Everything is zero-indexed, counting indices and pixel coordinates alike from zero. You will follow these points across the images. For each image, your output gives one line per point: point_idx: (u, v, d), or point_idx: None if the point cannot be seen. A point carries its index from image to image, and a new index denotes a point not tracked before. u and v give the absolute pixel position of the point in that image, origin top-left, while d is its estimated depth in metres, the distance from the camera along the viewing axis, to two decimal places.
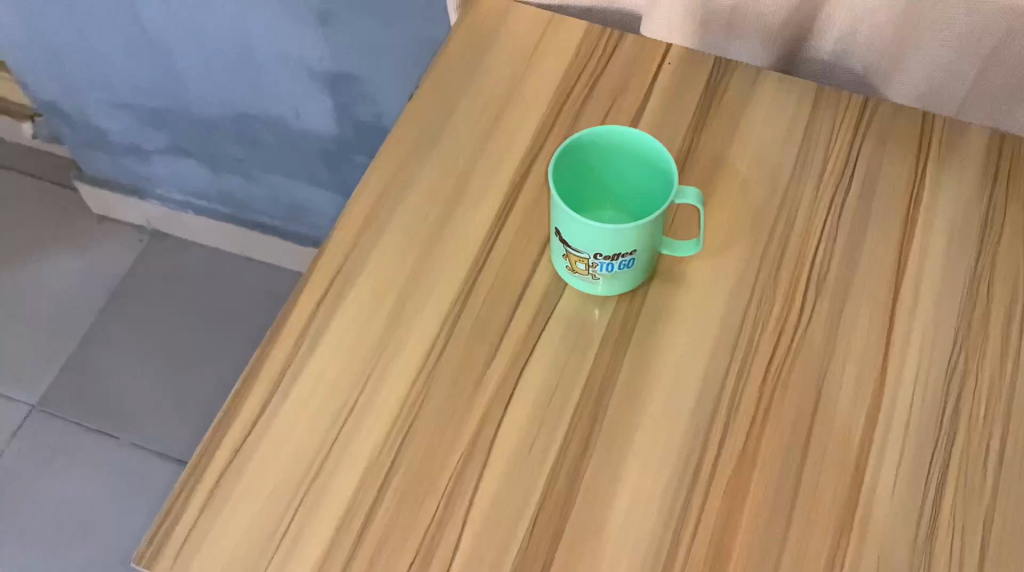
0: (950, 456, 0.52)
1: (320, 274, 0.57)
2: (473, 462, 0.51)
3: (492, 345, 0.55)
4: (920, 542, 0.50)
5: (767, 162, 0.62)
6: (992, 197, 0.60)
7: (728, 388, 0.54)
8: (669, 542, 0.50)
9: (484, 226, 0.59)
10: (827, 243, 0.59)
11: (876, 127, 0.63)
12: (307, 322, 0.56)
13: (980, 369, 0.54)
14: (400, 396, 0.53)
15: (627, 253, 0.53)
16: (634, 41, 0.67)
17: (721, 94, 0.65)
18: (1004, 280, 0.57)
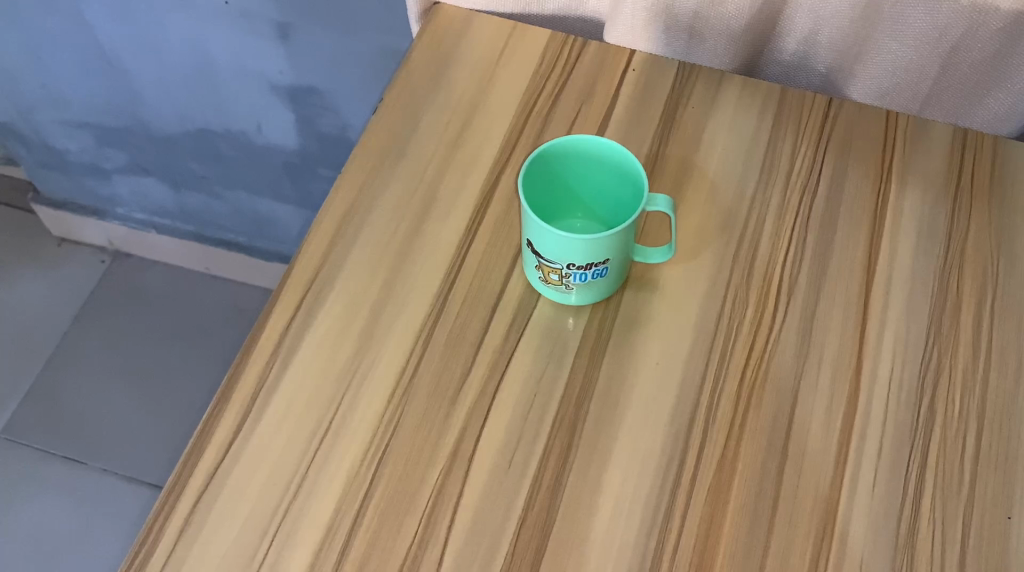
0: (928, 451, 0.52)
1: (294, 301, 0.59)
2: (452, 479, 0.52)
3: (467, 361, 0.56)
4: (903, 537, 0.50)
5: (734, 168, 0.63)
6: (957, 196, 0.61)
7: (704, 389, 0.55)
8: (653, 549, 0.50)
9: (451, 242, 0.61)
10: (797, 245, 0.59)
11: (840, 130, 0.64)
12: (280, 338, 0.57)
13: (954, 363, 0.55)
14: (377, 415, 0.54)
15: (600, 262, 0.54)
16: (595, 51, 0.69)
17: (686, 104, 0.66)
18: (974, 276, 0.58)
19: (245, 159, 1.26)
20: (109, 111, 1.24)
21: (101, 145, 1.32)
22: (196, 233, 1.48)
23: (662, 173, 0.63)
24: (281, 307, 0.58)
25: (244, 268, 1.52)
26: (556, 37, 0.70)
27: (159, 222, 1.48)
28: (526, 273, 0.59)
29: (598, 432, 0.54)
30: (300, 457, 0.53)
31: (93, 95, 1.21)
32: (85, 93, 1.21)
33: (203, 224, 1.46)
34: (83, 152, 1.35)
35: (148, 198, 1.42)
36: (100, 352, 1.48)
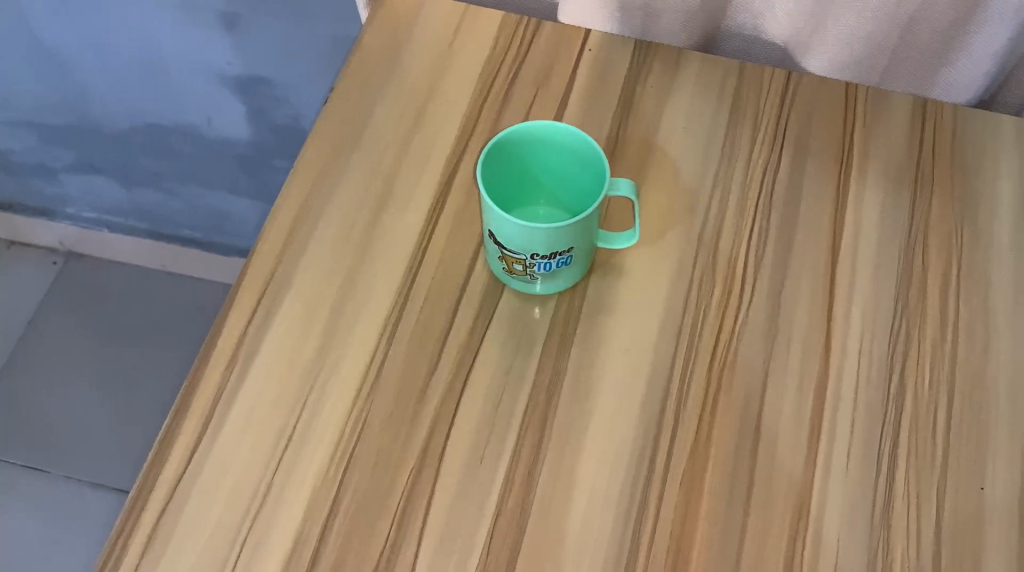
0: (900, 426, 0.52)
1: (252, 303, 0.57)
2: (424, 479, 0.51)
3: (433, 357, 0.55)
4: (878, 515, 0.49)
5: (695, 147, 0.62)
6: (919, 167, 0.60)
7: (675, 373, 0.54)
8: (630, 540, 0.49)
9: (411, 235, 0.59)
10: (762, 223, 0.59)
11: (799, 104, 0.63)
12: (238, 342, 0.55)
13: (922, 336, 0.54)
14: (342, 418, 0.53)
15: (564, 251, 0.53)
16: (550, 31, 0.68)
17: (645, 83, 0.65)
18: (939, 247, 0.57)
19: (197, 153, 1.23)
20: (52, 108, 1.20)
21: (47, 145, 1.28)
22: (151, 231, 1.46)
23: (623, 155, 0.62)
24: (238, 310, 0.57)
25: (203, 262, 1.48)
26: (510, 18, 0.69)
27: (113, 222, 1.46)
28: (490, 263, 0.57)
29: (569, 423, 0.53)
30: (264, 465, 0.51)
31: (34, 93, 1.17)
32: (26, 91, 1.17)
33: (158, 222, 1.44)
34: (28, 151, 1.30)
35: (98, 197, 1.38)
36: (58, 356, 1.44)
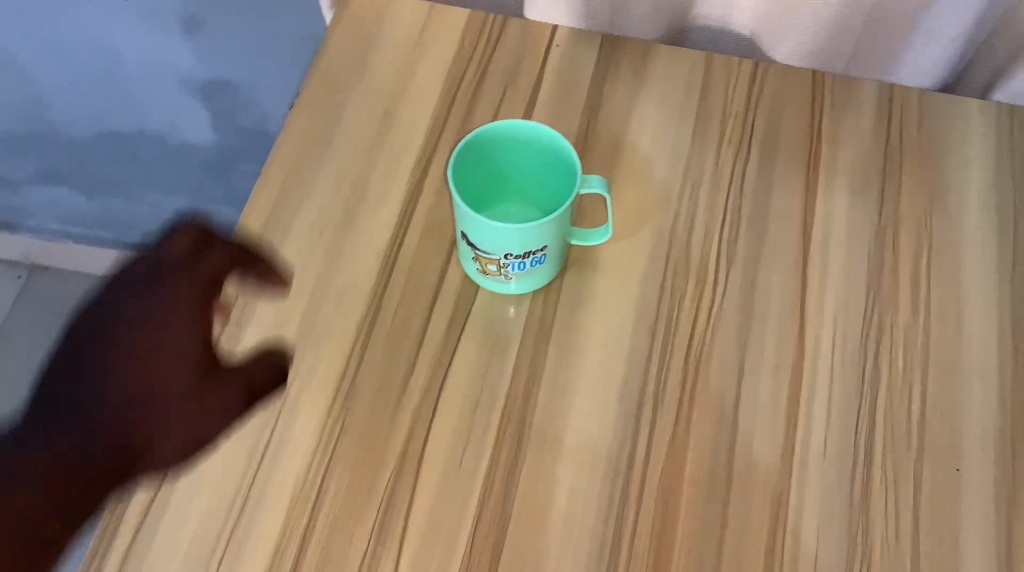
0: (875, 412, 0.52)
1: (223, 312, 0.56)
2: (403, 483, 0.51)
3: (409, 361, 0.55)
4: (857, 501, 0.49)
5: (665, 139, 0.62)
6: (888, 152, 0.61)
7: (651, 367, 0.54)
8: (612, 536, 0.49)
9: (382, 238, 0.59)
10: (733, 214, 0.59)
11: (768, 94, 0.63)
12: (211, 352, 0.55)
13: (895, 320, 0.54)
14: (319, 425, 0.53)
15: (537, 250, 0.53)
16: (517, 27, 0.67)
17: (613, 77, 0.65)
18: (909, 231, 0.58)
19: (166, 159, 1.22)
20: (11, 119, 1.18)
21: (8, 156, 1.25)
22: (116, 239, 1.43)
23: (594, 151, 0.62)
24: None
25: None
26: (476, 16, 0.68)
27: (75, 233, 1.43)
28: (463, 264, 0.57)
29: (547, 421, 0.53)
30: (240, 476, 0.51)
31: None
32: None
33: (121, 229, 1.40)
34: None
35: (65, 207, 1.37)
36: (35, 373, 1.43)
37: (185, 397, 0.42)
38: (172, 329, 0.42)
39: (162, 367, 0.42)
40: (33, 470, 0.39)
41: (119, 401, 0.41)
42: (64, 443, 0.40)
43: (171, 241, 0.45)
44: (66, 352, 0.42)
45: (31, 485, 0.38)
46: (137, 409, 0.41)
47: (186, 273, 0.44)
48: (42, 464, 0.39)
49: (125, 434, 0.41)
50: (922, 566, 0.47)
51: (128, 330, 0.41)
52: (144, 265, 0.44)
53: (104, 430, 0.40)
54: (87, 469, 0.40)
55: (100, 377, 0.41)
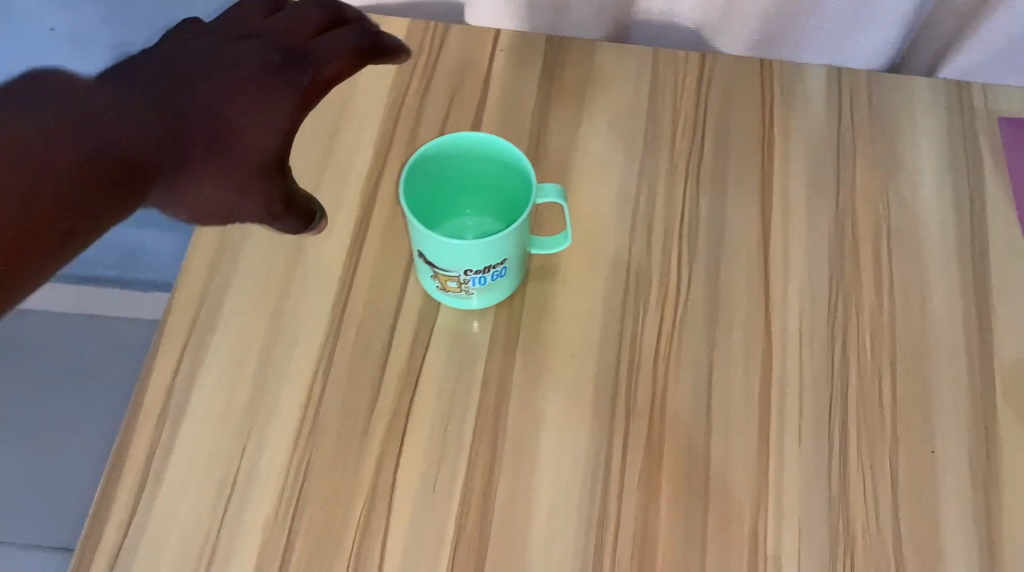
0: (847, 400, 0.51)
1: (178, 351, 0.55)
2: (377, 513, 0.49)
3: (374, 386, 0.53)
4: (837, 491, 0.49)
5: (617, 140, 0.61)
6: (841, 137, 0.61)
7: (621, 373, 0.53)
8: (595, 549, 0.48)
9: (336, 262, 0.58)
10: (691, 210, 0.58)
11: (716, 87, 0.63)
12: (167, 394, 0.53)
13: (860, 306, 0.54)
14: (285, 460, 0.51)
15: (497, 263, 0.52)
16: (458, 35, 0.66)
17: (560, 80, 0.64)
18: (867, 214, 0.57)
19: None
20: None
21: None
22: None
23: (547, 157, 0.61)
24: (163, 361, 0.54)
25: None
26: (415, 25, 0.67)
27: None
28: (422, 282, 0.56)
29: (521, 437, 0.52)
30: (208, 520, 0.49)
31: None
32: None
33: None
34: None
35: None
36: None
37: (238, 206, 0.48)
38: (269, 96, 0.47)
39: (233, 161, 0.46)
40: (96, 135, 0.41)
41: (180, 111, 0.45)
42: (133, 134, 0.42)
43: (249, 2, 0.51)
44: (180, 57, 0.47)
45: (93, 151, 0.41)
46: (212, 154, 0.46)
47: (311, 79, 0.48)
48: (115, 141, 0.42)
49: (183, 155, 0.44)
50: (905, 552, 0.47)
51: (246, 67, 0.47)
52: (266, 40, 0.49)
53: (174, 124, 0.44)
54: (144, 155, 0.43)
55: (195, 84, 0.45)
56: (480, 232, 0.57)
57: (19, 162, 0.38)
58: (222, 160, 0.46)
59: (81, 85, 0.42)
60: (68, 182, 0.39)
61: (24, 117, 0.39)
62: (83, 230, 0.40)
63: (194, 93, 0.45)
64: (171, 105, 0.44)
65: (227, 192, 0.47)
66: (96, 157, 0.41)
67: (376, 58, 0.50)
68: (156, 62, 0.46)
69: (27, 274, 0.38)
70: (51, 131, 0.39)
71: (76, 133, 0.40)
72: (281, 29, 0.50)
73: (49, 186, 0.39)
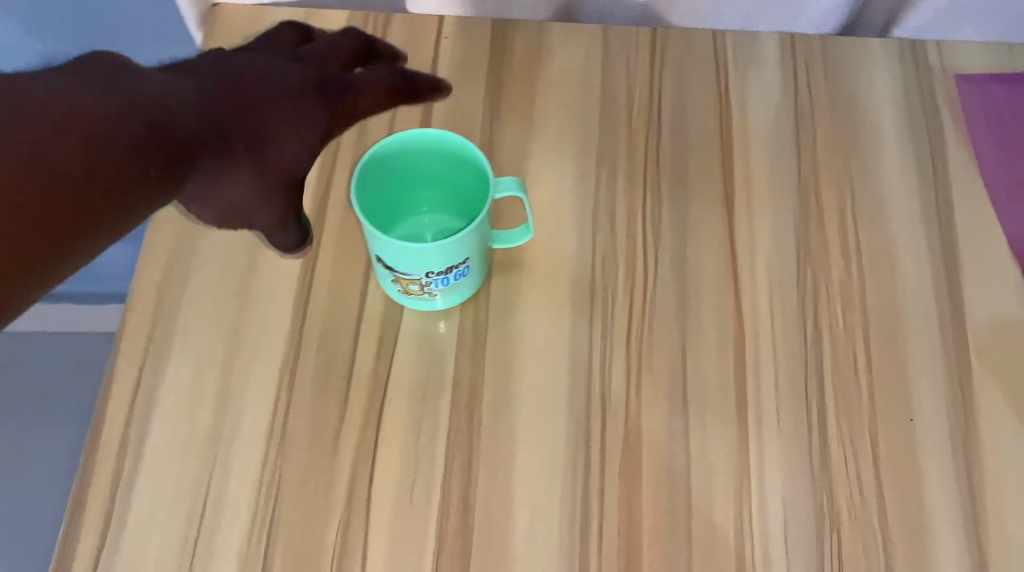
0: (823, 374, 0.50)
1: (134, 375, 0.53)
2: (354, 529, 0.48)
3: (341, 397, 0.52)
4: (818, 468, 0.48)
5: (572, 123, 0.60)
6: (799, 105, 0.59)
7: (594, 364, 0.52)
8: (580, 547, 0.47)
9: (293, 272, 0.56)
10: (653, 190, 0.57)
11: (670, 62, 0.62)
12: (126, 422, 0.51)
13: (829, 278, 0.53)
14: (255, 483, 0.49)
15: (460, 262, 0.50)
16: (401, 25, 0.64)
17: (509, 65, 0.62)
18: (830, 182, 0.56)
19: None
20: None
21: None
22: None
23: (501, 146, 0.59)
24: (120, 388, 0.52)
25: None
26: (356, 18, 0.65)
27: None
28: (383, 285, 0.54)
29: (496, 438, 0.50)
30: (179, 551, 0.47)
31: None
32: None
33: None
34: None
35: None
36: None
37: (261, 206, 0.45)
38: (306, 109, 0.46)
39: (265, 164, 0.44)
40: (132, 109, 0.38)
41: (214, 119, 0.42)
42: (167, 115, 0.39)
43: (286, 32, 0.53)
44: (224, 61, 0.46)
45: (127, 116, 0.37)
46: (245, 153, 0.43)
47: (346, 104, 0.48)
48: (149, 118, 0.38)
49: (220, 147, 0.42)
50: (891, 524, 0.46)
51: (287, 81, 0.46)
52: (307, 65, 0.49)
53: (212, 115, 0.42)
54: (173, 137, 0.39)
55: (238, 85, 0.44)
56: (438, 228, 0.55)
57: (45, 111, 0.34)
58: (253, 161, 0.44)
59: (128, 65, 0.40)
60: (91, 151, 0.35)
61: (63, 85, 0.36)
62: (103, 206, 0.36)
63: (237, 95, 0.44)
64: (211, 99, 0.43)
65: (253, 198, 0.45)
66: (130, 129, 0.37)
67: (404, 103, 0.53)
68: (202, 64, 0.45)
69: (36, 235, 0.34)
70: (85, 96, 0.36)
71: (112, 103, 0.37)
72: (315, 59, 0.51)
73: (71, 146, 0.35)
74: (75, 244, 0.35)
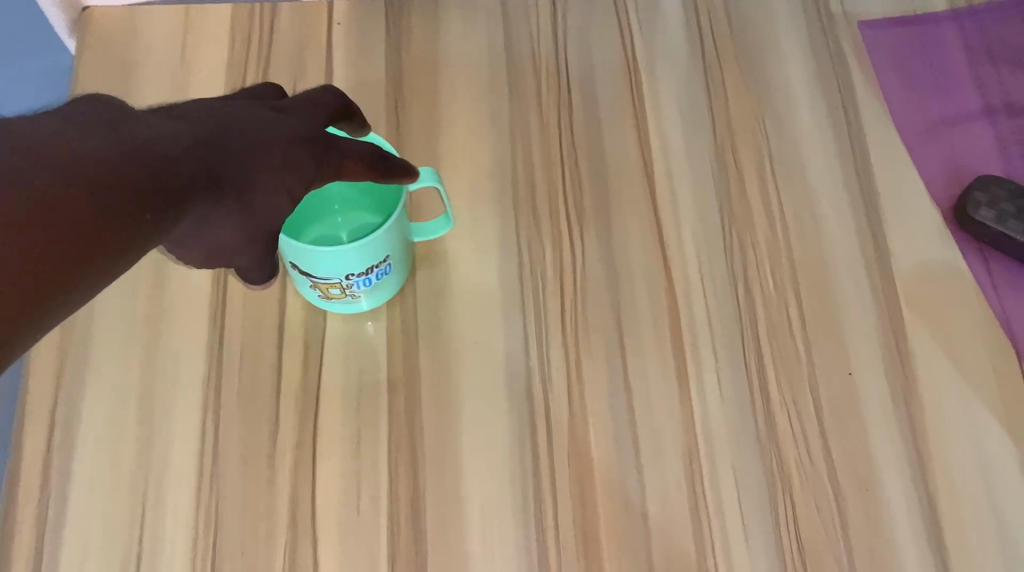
0: (759, 334, 0.50)
1: (46, 414, 0.49)
2: (302, 551, 0.46)
3: (272, 414, 0.49)
4: (764, 429, 0.48)
5: (481, 102, 0.58)
6: (706, 64, 0.59)
7: (530, 349, 0.51)
8: (537, 538, 0.46)
9: (205, 287, 0.53)
10: (571, 165, 0.56)
11: (573, 31, 0.60)
12: (44, 466, 0.48)
13: (755, 237, 0.53)
14: (190, 516, 0.47)
15: (380, 261, 0.48)
16: (290, 14, 0.61)
17: (409, 48, 0.60)
18: (745, 139, 0.56)
19: None
20: None
21: None
22: None
23: (410, 133, 0.57)
24: (33, 432, 0.49)
25: None
26: (241, 10, 0.61)
27: None
28: (303, 294, 0.51)
29: (439, 437, 0.49)
30: None
31: None
32: None
33: None
34: None
35: None
36: None
37: (239, 254, 0.35)
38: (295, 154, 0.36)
39: (252, 212, 0.34)
40: (130, 146, 0.28)
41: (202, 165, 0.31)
42: (165, 158, 0.30)
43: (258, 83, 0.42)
44: (199, 107, 0.35)
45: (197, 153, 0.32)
46: (235, 200, 0.33)
47: (333, 171, 0.38)
48: (147, 158, 0.29)
49: (210, 195, 0.31)
50: (839, 476, 0.47)
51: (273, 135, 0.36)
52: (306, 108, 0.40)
53: (205, 157, 0.32)
54: (170, 179, 0.29)
55: (227, 131, 0.34)
56: (354, 226, 0.53)
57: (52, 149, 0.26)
58: (241, 210, 0.33)
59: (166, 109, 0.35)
60: (90, 195, 0.26)
61: (53, 120, 0.28)
62: (89, 262, 0.26)
63: (227, 138, 0.33)
64: (199, 141, 0.32)
65: (231, 246, 0.34)
66: (130, 174, 0.28)
67: (384, 177, 0.42)
68: (180, 107, 0.34)
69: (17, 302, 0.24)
70: (72, 132, 0.27)
71: (107, 139, 0.28)
72: (305, 105, 0.40)
73: (71, 191, 0.25)
74: (51, 312, 0.25)
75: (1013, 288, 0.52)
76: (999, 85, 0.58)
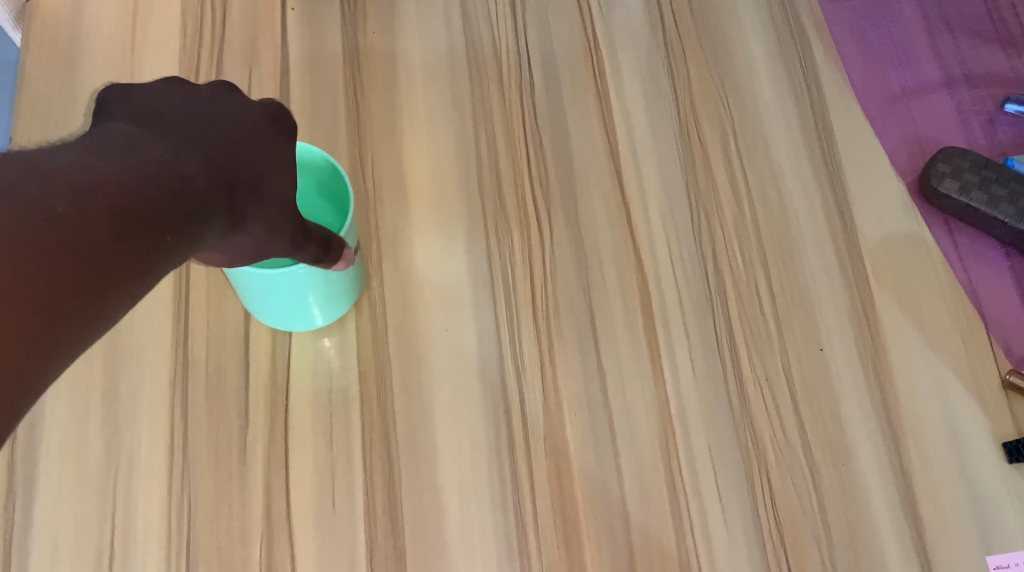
0: (729, 311, 0.50)
1: None
2: (279, 548, 0.45)
3: (241, 411, 0.48)
4: (737, 404, 0.48)
5: (441, 85, 0.57)
6: (668, 41, 0.59)
7: (503, 337, 0.50)
8: (515, 523, 0.46)
9: (165, 282, 0.51)
10: (535, 147, 0.55)
11: (532, 11, 0.59)
12: (7, 471, 0.47)
13: (722, 216, 0.53)
14: (162, 516, 0.46)
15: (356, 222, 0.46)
16: None
17: (364, 32, 0.59)
18: (709, 117, 0.56)
19: None
20: None
21: None
22: None
23: (370, 120, 0.56)
24: None
25: None
26: None
27: None
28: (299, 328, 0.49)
29: (414, 429, 0.48)
30: None
31: None
32: None
33: None
34: None
35: None
36: None
37: (271, 245, 0.36)
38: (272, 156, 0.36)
39: (266, 202, 0.35)
40: (141, 167, 0.28)
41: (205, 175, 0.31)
42: (174, 174, 0.29)
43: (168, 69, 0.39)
44: (173, 105, 0.33)
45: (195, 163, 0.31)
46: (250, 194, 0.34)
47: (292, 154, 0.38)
48: (159, 176, 0.28)
49: (222, 203, 0.31)
50: (813, 448, 0.47)
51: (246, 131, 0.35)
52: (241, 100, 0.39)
53: (208, 167, 0.31)
54: (186, 197, 0.29)
55: (209, 137, 0.33)
56: None
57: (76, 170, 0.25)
58: (257, 202, 0.34)
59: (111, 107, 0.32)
60: (116, 217, 0.25)
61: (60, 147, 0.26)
62: (116, 281, 0.25)
63: (213, 145, 0.33)
64: (192, 151, 0.31)
65: (258, 245, 0.36)
66: (149, 193, 0.27)
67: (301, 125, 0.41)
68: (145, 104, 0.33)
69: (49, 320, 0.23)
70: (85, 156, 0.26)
71: (120, 162, 0.27)
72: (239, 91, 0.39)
73: (95, 214, 0.25)
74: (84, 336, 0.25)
75: (979, 259, 0.52)
76: (958, 57, 0.58)
